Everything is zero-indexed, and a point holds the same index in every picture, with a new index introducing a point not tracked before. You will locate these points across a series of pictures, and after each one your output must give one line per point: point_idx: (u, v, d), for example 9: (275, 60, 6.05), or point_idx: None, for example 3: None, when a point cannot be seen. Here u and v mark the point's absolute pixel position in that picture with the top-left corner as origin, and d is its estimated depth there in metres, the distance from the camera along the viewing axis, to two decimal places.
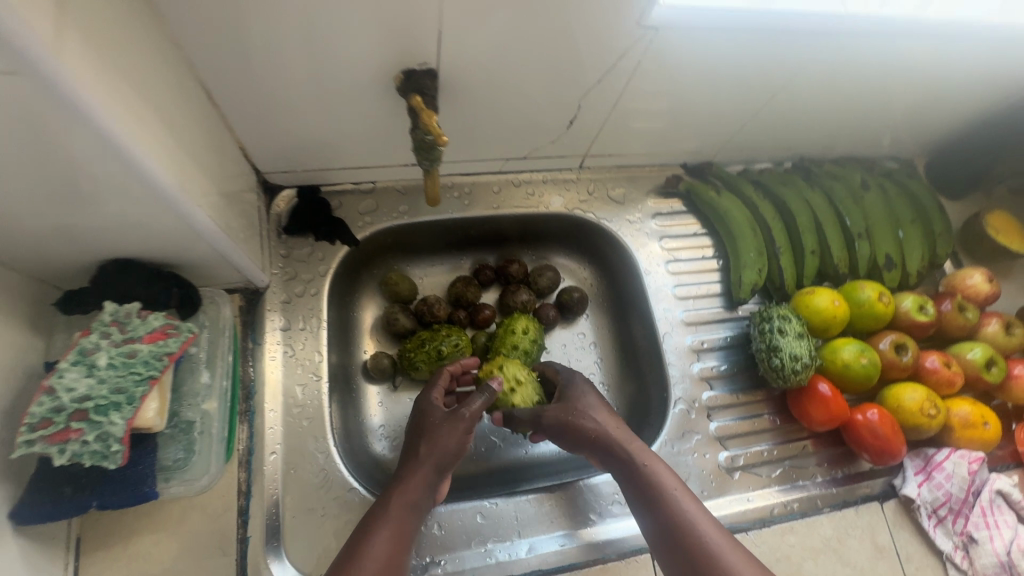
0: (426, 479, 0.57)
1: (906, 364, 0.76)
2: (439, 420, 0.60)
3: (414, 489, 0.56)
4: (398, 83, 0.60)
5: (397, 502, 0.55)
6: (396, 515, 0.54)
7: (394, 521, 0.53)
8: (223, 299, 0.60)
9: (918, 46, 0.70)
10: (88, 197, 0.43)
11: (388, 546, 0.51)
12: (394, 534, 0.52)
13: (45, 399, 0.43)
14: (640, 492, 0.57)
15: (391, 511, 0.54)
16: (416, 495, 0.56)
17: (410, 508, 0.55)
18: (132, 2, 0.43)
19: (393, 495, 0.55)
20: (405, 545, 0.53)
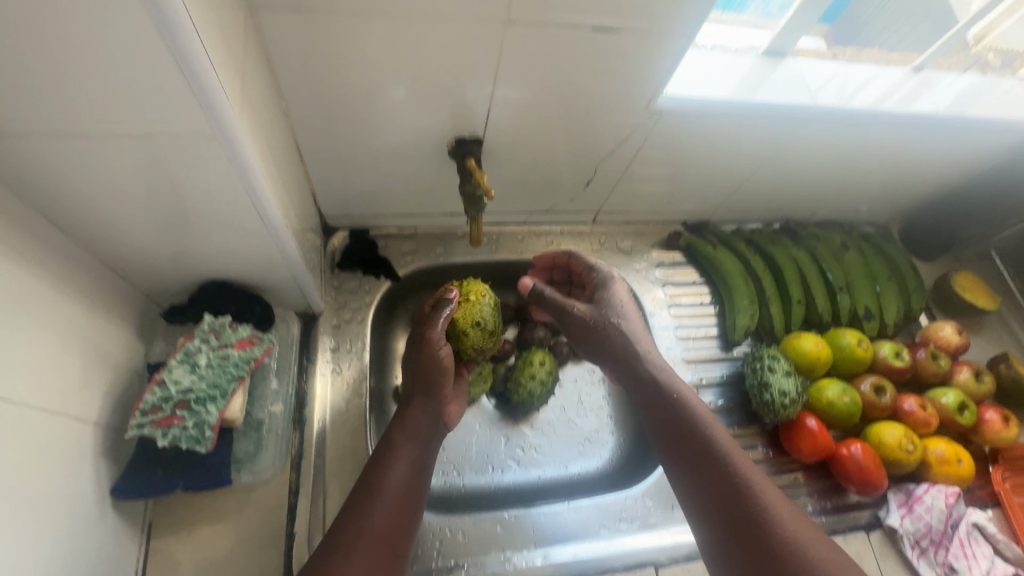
0: (422, 408, 0.69)
1: (885, 405, 0.84)
2: (416, 352, 0.72)
3: (415, 425, 0.68)
4: (450, 148, 0.74)
5: (404, 438, 0.66)
6: (401, 447, 0.65)
7: (403, 455, 0.64)
8: (292, 319, 0.73)
9: (880, 129, 0.84)
10: (213, 222, 0.54)
11: (400, 474, 0.63)
12: (404, 463, 0.63)
13: (157, 389, 0.53)
14: (714, 469, 0.58)
15: (397, 445, 0.65)
16: (417, 428, 0.68)
17: (412, 439, 0.66)
18: (263, 80, 0.56)
19: (397, 432, 0.67)
20: (417, 472, 0.64)
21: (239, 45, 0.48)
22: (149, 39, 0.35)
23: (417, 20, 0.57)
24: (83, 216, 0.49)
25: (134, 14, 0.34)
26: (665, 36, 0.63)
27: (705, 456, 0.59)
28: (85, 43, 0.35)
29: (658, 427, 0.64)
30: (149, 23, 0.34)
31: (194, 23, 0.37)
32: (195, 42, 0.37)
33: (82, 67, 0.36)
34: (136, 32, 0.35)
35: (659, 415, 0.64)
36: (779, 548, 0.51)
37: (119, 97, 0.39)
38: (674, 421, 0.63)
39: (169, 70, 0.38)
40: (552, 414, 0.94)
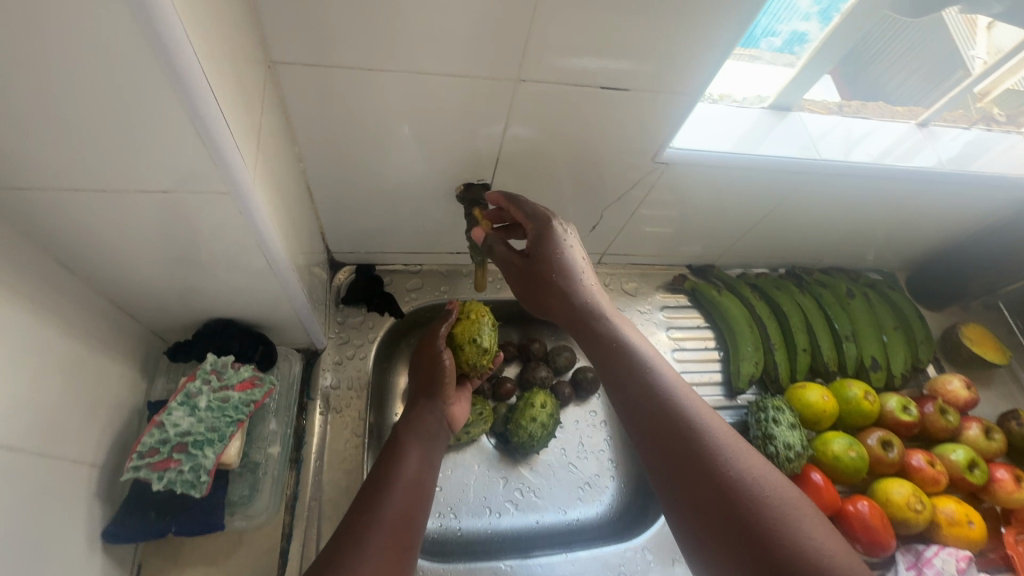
0: (430, 410, 0.75)
1: (893, 460, 0.83)
2: (423, 362, 0.79)
3: (424, 425, 0.73)
4: (458, 192, 0.76)
5: (415, 436, 0.71)
6: (413, 444, 0.69)
7: (414, 451, 0.68)
8: (295, 357, 0.73)
9: (886, 182, 0.84)
10: (221, 264, 0.54)
11: (414, 467, 0.66)
12: (417, 456, 0.68)
13: (156, 431, 0.52)
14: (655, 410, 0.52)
15: (408, 443, 0.70)
16: (426, 427, 0.73)
17: (422, 437, 0.71)
18: (278, 126, 0.58)
19: (408, 431, 0.71)
20: (428, 467, 0.68)
21: (256, 97, 0.49)
22: (170, 106, 0.37)
23: (431, 75, 0.59)
24: (96, 259, 0.50)
25: (157, 84, 0.35)
26: (672, 94, 0.65)
27: (659, 409, 0.52)
28: (110, 108, 0.36)
29: (612, 380, 0.57)
30: (171, 93, 0.36)
31: (213, 90, 0.38)
32: (212, 106, 0.38)
33: (108, 128, 0.38)
34: (157, 100, 0.36)
35: (612, 370, 0.57)
36: (735, 492, 0.45)
37: (140, 155, 0.40)
38: (628, 373, 0.55)
39: (188, 133, 0.39)
40: (552, 456, 0.93)
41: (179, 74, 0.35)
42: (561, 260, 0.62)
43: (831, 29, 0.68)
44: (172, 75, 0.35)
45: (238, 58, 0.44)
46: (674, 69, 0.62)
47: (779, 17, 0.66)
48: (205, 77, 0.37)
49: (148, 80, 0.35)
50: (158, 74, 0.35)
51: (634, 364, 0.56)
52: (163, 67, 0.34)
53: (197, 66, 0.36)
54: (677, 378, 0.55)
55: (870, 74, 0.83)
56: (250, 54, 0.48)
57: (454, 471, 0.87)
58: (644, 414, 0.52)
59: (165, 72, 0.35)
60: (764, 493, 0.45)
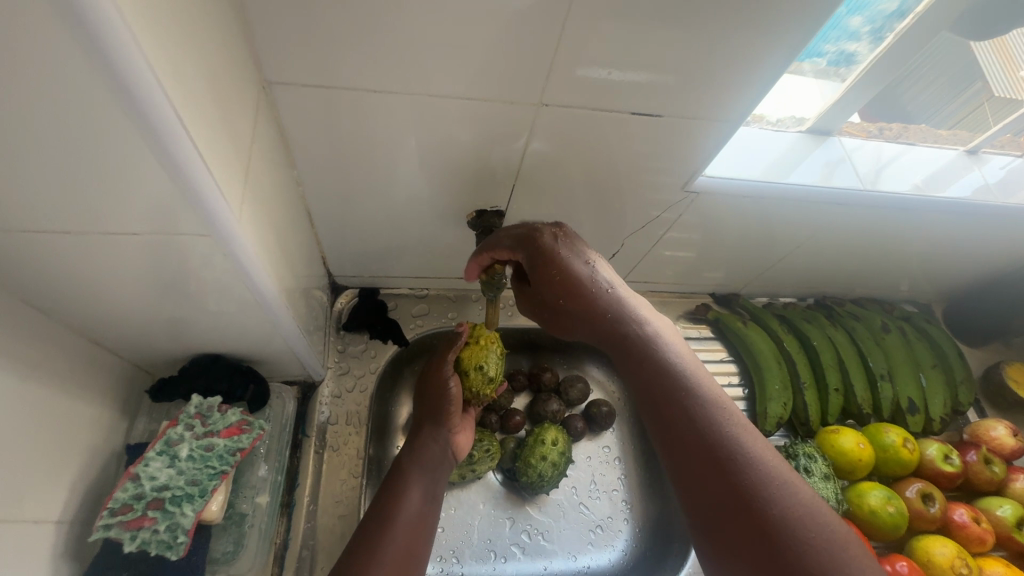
0: (434, 439, 0.68)
1: (934, 516, 0.76)
2: (428, 385, 0.72)
3: (428, 457, 0.66)
4: (469, 219, 0.70)
5: (417, 468, 0.64)
6: (415, 480, 0.63)
7: (416, 487, 0.62)
8: (288, 396, 0.68)
9: (930, 214, 0.78)
10: (204, 299, 0.49)
11: (416, 506, 0.60)
12: (419, 492, 0.61)
13: (130, 485, 0.47)
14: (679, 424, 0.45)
15: (410, 477, 0.63)
16: (430, 459, 0.66)
17: (425, 472, 0.64)
18: (273, 150, 0.53)
19: (411, 463, 0.65)
20: (429, 505, 0.62)
21: (246, 120, 0.45)
22: (137, 147, 0.32)
23: (444, 97, 0.54)
24: (68, 299, 0.45)
25: (120, 124, 0.31)
26: (709, 121, 0.60)
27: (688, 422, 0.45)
28: (71, 150, 0.32)
29: (637, 386, 0.50)
30: (137, 134, 0.32)
31: (188, 128, 0.34)
32: (187, 146, 0.34)
33: (73, 168, 0.33)
34: (122, 140, 0.32)
35: (636, 374, 0.50)
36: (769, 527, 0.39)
37: (111, 196, 0.36)
38: (653, 379, 0.48)
39: (160, 175, 0.35)
40: (563, 495, 0.87)
41: (146, 113, 0.31)
42: (565, 273, 0.55)
43: (881, 49, 0.62)
44: (137, 114, 0.31)
45: (223, 85, 0.40)
46: (710, 93, 0.57)
47: (828, 37, 0.61)
48: (178, 114, 0.33)
49: (109, 119, 0.30)
50: (120, 113, 0.30)
51: (660, 370, 0.48)
52: (125, 107, 0.30)
53: (167, 103, 0.32)
54: (712, 384, 0.47)
55: (920, 104, 0.75)
56: (240, 73, 0.43)
57: (457, 511, 0.81)
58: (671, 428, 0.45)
59: (129, 112, 0.30)
60: (803, 528, 0.38)
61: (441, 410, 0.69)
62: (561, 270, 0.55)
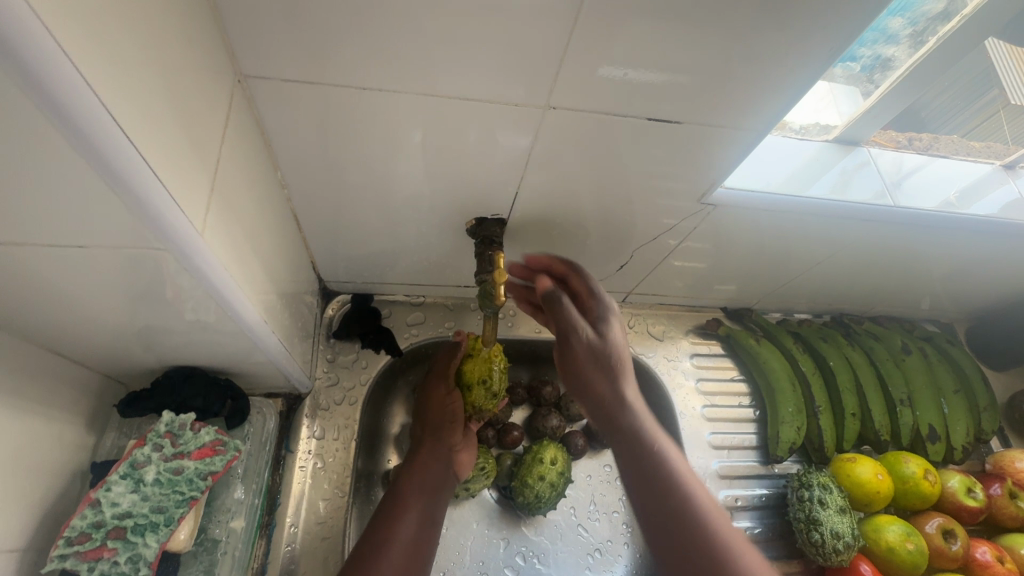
0: (436, 456, 0.65)
1: (957, 554, 0.72)
2: (430, 400, 0.69)
3: (427, 476, 0.63)
4: (469, 227, 0.66)
5: (416, 488, 0.61)
6: (414, 501, 0.60)
7: (414, 509, 0.59)
8: (269, 411, 0.64)
9: (959, 234, 0.73)
10: (173, 314, 0.46)
11: (412, 530, 0.56)
12: (418, 515, 0.58)
13: (88, 512, 0.44)
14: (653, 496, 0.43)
15: (408, 498, 0.60)
16: (430, 479, 0.63)
17: (424, 492, 0.61)
18: (253, 152, 0.49)
19: (409, 483, 0.62)
20: (428, 528, 0.58)
21: (217, 121, 0.41)
22: (81, 176, 0.29)
23: (441, 97, 0.50)
24: (19, 311, 0.41)
25: (58, 148, 0.27)
26: (730, 129, 0.56)
27: (688, 531, 0.41)
28: (4, 178, 0.28)
29: (633, 480, 0.45)
30: (80, 161, 0.28)
31: (140, 151, 0.31)
32: (142, 170, 0.31)
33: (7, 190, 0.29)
34: (65, 166, 0.28)
35: (633, 465, 0.46)
36: None
37: (55, 213, 0.31)
38: (654, 472, 0.44)
39: (110, 201, 0.31)
40: (560, 516, 0.83)
41: (88, 138, 0.27)
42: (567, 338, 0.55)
43: (922, 55, 0.57)
44: (77, 141, 0.27)
45: (187, 85, 0.36)
46: (730, 100, 0.53)
47: (865, 41, 0.55)
48: (128, 134, 0.29)
49: (46, 142, 0.27)
50: (57, 138, 0.27)
51: (663, 464, 0.45)
52: (63, 133, 0.26)
53: (112, 125, 0.28)
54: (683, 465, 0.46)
55: (934, 112, 0.67)
56: (211, 71, 0.39)
57: (449, 531, 0.77)
58: (670, 534, 0.41)
59: (67, 139, 0.27)
60: None
61: (443, 427, 0.67)
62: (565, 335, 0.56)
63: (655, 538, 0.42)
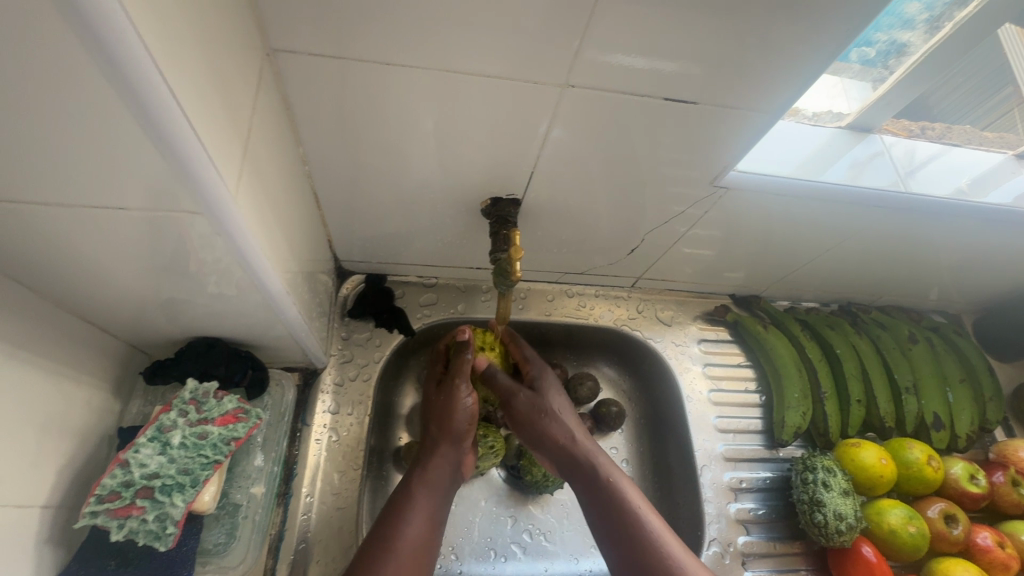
0: (446, 457, 0.61)
1: (957, 538, 0.74)
2: (439, 396, 0.65)
3: (436, 475, 0.60)
4: (484, 207, 0.67)
5: (424, 488, 0.58)
6: (421, 500, 0.57)
7: (421, 508, 0.56)
8: (287, 383, 0.67)
9: (971, 223, 0.74)
10: (200, 284, 0.47)
11: (418, 531, 0.54)
12: (422, 515, 0.56)
13: (118, 472, 0.47)
14: (598, 504, 0.56)
15: (415, 497, 0.57)
16: (439, 478, 0.60)
17: (433, 491, 0.58)
18: (278, 129, 0.50)
19: (418, 482, 0.59)
20: (433, 529, 0.56)
21: (248, 96, 0.42)
22: (131, 132, 0.31)
23: (461, 75, 0.50)
24: (55, 276, 0.43)
25: (111, 103, 0.29)
26: (747, 111, 0.56)
27: (637, 543, 0.51)
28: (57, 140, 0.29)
29: (590, 505, 0.57)
30: (130, 117, 0.30)
31: (187, 114, 0.32)
32: (186, 131, 0.32)
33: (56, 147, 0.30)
34: (115, 122, 0.30)
35: (591, 494, 0.57)
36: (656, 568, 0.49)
37: (98, 171, 0.33)
38: (598, 487, 0.57)
39: (154, 159, 0.33)
40: (567, 495, 0.84)
41: (140, 95, 0.29)
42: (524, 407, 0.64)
43: (939, 39, 0.57)
44: (130, 97, 0.29)
45: (221, 57, 0.37)
46: (747, 83, 0.53)
47: (880, 26, 0.55)
48: (179, 101, 0.31)
49: (99, 96, 0.28)
50: (110, 91, 0.28)
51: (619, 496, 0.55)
52: (116, 89, 0.28)
53: (163, 86, 0.30)
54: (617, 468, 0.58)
55: (945, 109, 0.70)
56: (242, 45, 0.40)
57: (458, 506, 0.79)
58: (622, 546, 0.52)
59: (120, 94, 0.28)
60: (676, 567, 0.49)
61: (453, 428, 0.62)
62: (522, 409, 0.64)
63: (611, 553, 0.53)
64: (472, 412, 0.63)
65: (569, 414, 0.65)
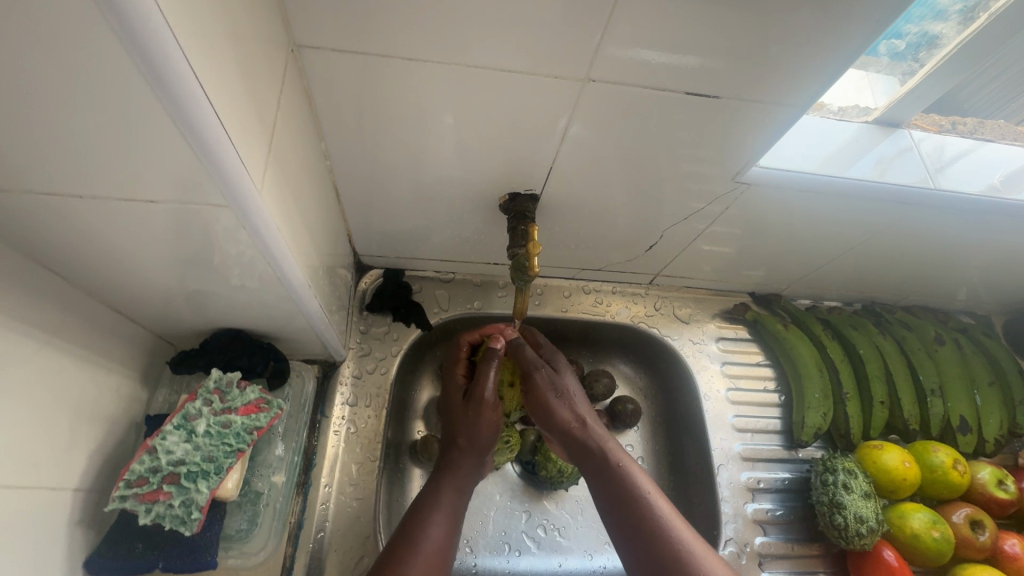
0: (472, 466, 0.62)
1: (983, 545, 0.72)
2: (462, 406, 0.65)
3: (462, 480, 0.60)
4: (502, 203, 0.67)
5: (448, 491, 0.58)
6: (448, 501, 0.57)
7: (443, 510, 0.56)
8: (308, 374, 0.68)
9: (1003, 222, 0.71)
10: (221, 276, 0.48)
11: (443, 532, 0.54)
12: (445, 517, 0.55)
13: (146, 458, 0.49)
14: (611, 492, 0.55)
15: (443, 498, 0.57)
16: (465, 481, 0.60)
17: (458, 494, 0.59)
18: (301, 125, 0.51)
19: (444, 486, 0.58)
20: (454, 530, 0.55)
21: (273, 90, 0.43)
22: (162, 126, 0.31)
23: (478, 69, 0.50)
24: (88, 266, 0.44)
25: (144, 101, 0.30)
26: (771, 104, 0.55)
27: (656, 542, 0.50)
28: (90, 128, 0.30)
29: (600, 494, 0.56)
30: (161, 112, 0.31)
31: (215, 108, 0.33)
32: (215, 126, 0.33)
33: (91, 139, 0.32)
34: (147, 117, 0.31)
35: (602, 485, 0.56)
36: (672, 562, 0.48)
37: (126, 163, 0.34)
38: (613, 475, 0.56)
39: (185, 156, 0.34)
40: (582, 491, 0.84)
41: (172, 90, 0.30)
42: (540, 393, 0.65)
43: (971, 32, 0.56)
44: (162, 92, 0.29)
45: (248, 52, 0.37)
46: (772, 76, 0.52)
47: (912, 17, 0.54)
48: (208, 97, 0.32)
49: (133, 92, 0.29)
50: (143, 87, 0.29)
51: (636, 494, 0.53)
52: (151, 87, 0.29)
53: (194, 84, 0.30)
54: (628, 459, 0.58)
55: (977, 104, 0.69)
56: (267, 42, 0.41)
57: (473, 500, 0.80)
58: (637, 540, 0.51)
59: (152, 89, 0.29)
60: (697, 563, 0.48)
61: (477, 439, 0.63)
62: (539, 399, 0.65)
63: (626, 552, 0.51)
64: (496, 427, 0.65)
65: (580, 398, 0.65)
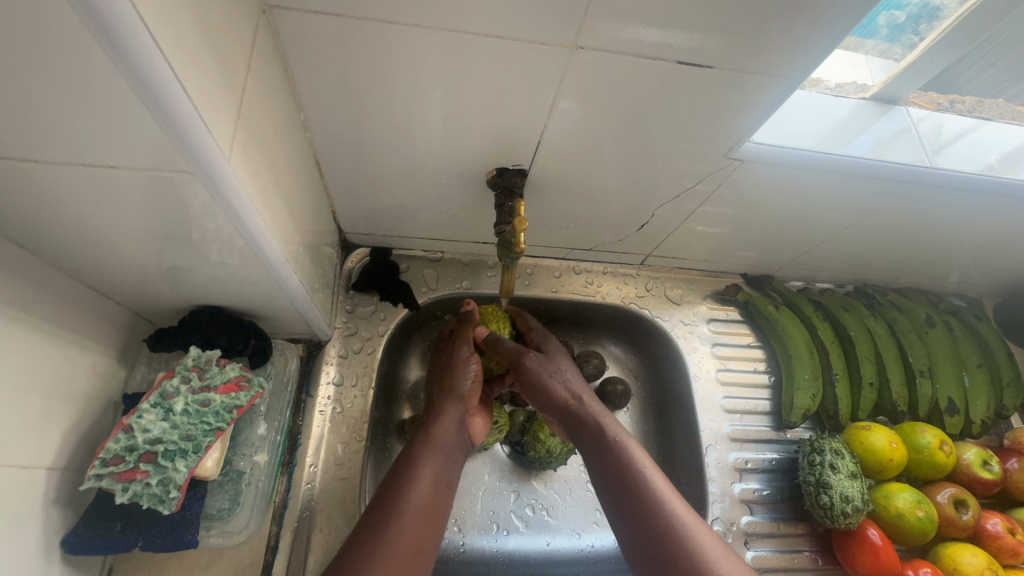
0: (450, 418, 0.60)
1: (966, 524, 0.73)
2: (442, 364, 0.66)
3: (442, 439, 0.58)
4: (490, 178, 0.65)
5: (429, 449, 0.56)
6: (427, 461, 0.55)
7: (428, 469, 0.54)
8: (291, 353, 0.67)
9: (999, 202, 0.71)
10: (197, 252, 0.46)
11: (426, 490, 0.52)
12: (428, 477, 0.54)
13: (122, 436, 0.48)
14: (610, 470, 0.54)
15: (420, 458, 0.55)
16: (447, 444, 0.58)
17: (439, 452, 0.57)
18: (276, 95, 0.49)
19: (421, 445, 0.57)
20: (442, 491, 0.54)
21: (242, 52, 0.40)
22: (114, 86, 0.29)
23: (463, 34, 0.48)
24: (51, 238, 0.42)
25: (93, 59, 0.28)
26: (767, 76, 0.53)
27: (657, 526, 0.48)
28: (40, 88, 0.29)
29: (598, 470, 0.56)
30: (112, 70, 0.28)
31: (173, 66, 0.31)
32: (171, 85, 0.31)
33: (42, 103, 0.30)
34: (98, 76, 0.29)
35: (599, 462, 0.56)
36: (669, 538, 0.47)
37: (84, 129, 0.32)
38: (610, 454, 0.55)
39: (144, 121, 0.32)
40: (570, 472, 0.84)
41: (122, 46, 0.27)
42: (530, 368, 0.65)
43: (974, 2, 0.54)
44: (111, 48, 0.27)
45: (213, 10, 0.35)
46: (769, 46, 0.50)
47: None
48: (165, 55, 0.30)
49: (82, 48, 0.27)
50: (91, 42, 0.27)
51: (640, 482, 0.51)
52: (101, 44, 0.27)
53: (150, 41, 0.28)
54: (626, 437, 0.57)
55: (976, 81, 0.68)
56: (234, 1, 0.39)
57: (463, 480, 0.79)
58: (634, 516, 0.50)
59: (102, 46, 0.27)
60: (691, 539, 0.46)
61: (457, 386, 0.63)
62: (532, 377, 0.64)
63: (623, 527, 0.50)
64: (478, 376, 0.65)
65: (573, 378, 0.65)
